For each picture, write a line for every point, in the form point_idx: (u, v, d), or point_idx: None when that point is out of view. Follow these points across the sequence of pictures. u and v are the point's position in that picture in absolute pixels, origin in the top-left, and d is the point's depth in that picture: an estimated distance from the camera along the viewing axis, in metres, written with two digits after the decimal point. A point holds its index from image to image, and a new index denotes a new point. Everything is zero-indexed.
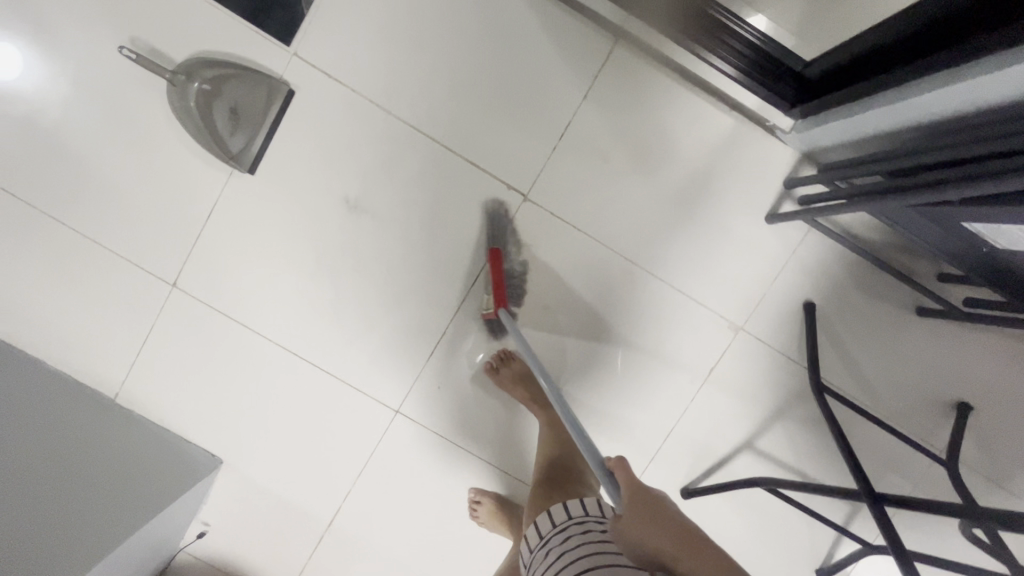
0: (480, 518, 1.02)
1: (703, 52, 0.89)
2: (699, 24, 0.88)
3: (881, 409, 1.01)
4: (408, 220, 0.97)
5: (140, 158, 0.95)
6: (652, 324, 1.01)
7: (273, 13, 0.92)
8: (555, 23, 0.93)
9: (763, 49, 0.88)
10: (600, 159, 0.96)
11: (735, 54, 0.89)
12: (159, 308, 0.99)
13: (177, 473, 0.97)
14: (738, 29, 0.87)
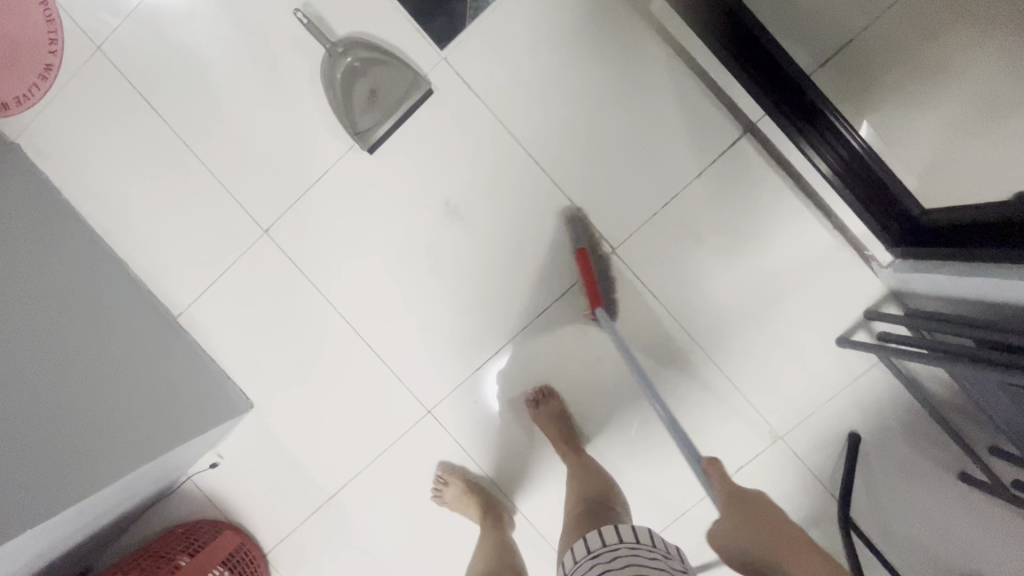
0: (444, 499, 1.03)
1: (810, 150, 0.92)
2: (818, 128, 0.91)
3: (895, 561, 0.99)
4: (497, 239, 1.01)
5: (273, 110, 1.00)
6: (695, 406, 1.02)
7: (437, 16, 0.97)
8: (692, 100, 0.96)
9: (875, 173, 0.91)
10: (694, 238, 0.99)
11: (839, 159, 0.92)
12: (245, 249, 1.04)
13: (212, 405, 1.01)
14: (849, 138, 0.91)
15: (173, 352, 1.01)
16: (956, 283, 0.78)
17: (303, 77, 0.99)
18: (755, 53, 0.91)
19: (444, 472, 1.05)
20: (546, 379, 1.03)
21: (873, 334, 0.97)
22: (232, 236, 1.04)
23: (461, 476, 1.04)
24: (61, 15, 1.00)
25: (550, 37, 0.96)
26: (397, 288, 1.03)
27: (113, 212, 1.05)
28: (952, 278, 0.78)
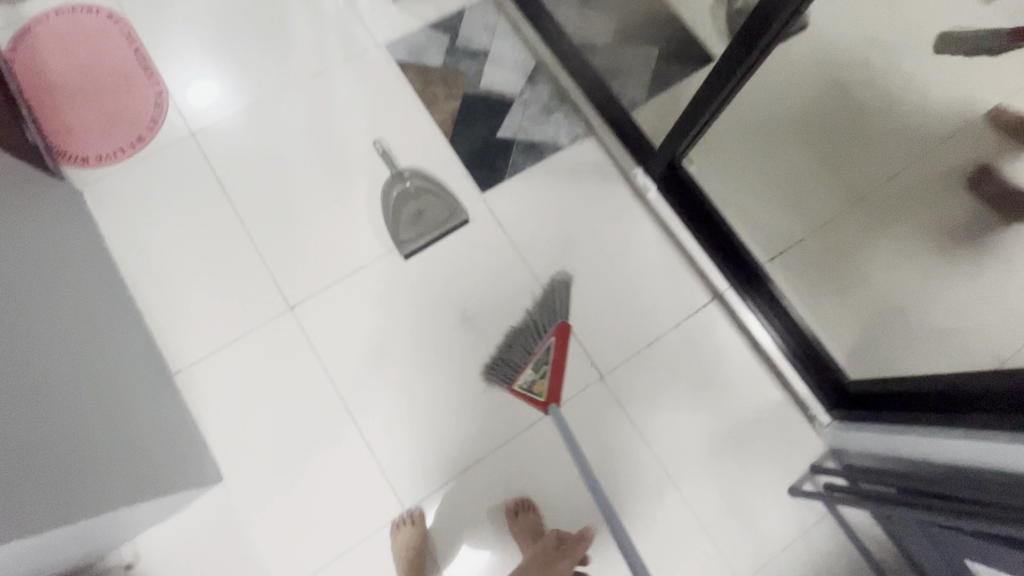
0: (397, 538, 1.01)
1: (763, 318, 1.14)
2: (768, 302, 1.14)
3: None
4: (502, 349, 1.13)
5: (331, 209, 1.17)
6: (663, 539, 1.06)
7: (483, 168, 1.22)
8: (672, 267, 1.20)
9: (813, 345, 1.11)
10: (670, 376, 1.14)
11: (787, 332, 1.13)
12: (268, 319, 1.10)
13: (188, 466, 0.96)
14: (792, 313, 1.13)
15: (161, 404, 0.98)
16: (889, 440, 0.94)
17: (364, 189, 1.18)
18: (722, 238, 1.17)
19: (415, 515, 1.02)
20: (525, 492, 1.06)
21: (818, 487, 1.09)
22: (258, 305, 1.11)
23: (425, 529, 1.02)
24: (169, 103, 1.20)
25: (568, 199, 1.22)
26: (401, 379, 1.10)
27: (150, 264, 1.11)
28: (887, 436, 0.94)
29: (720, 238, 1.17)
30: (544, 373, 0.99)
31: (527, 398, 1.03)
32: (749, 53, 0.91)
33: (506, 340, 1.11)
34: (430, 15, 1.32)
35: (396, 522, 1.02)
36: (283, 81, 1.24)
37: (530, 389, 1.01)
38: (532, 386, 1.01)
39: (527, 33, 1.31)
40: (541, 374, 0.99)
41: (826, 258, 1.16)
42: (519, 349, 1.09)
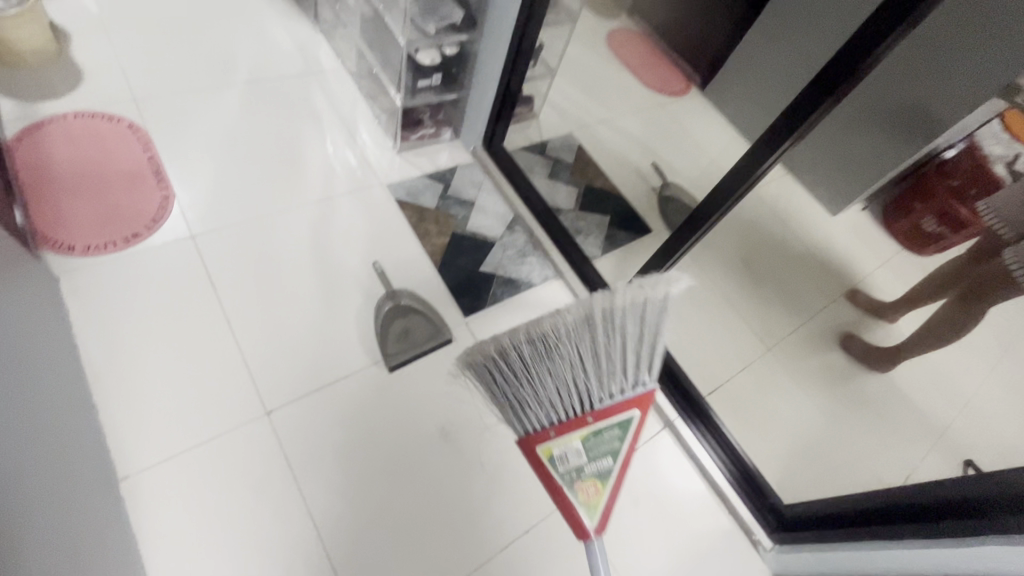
0: None
1: (707, 447, 1.29)
2: (710, 433, 1.31)
3: None
4: (479, 467, 1.15)
5: (322, 320, 1.23)
6: None
7: (467, 296, 1.36)
8: None
9: (751, 474, 1.26)
10: (633, 499, 1.21)
11: (726, 461, 1.28)
12: (241, 425, 1.07)
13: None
14: (730, 444, 1.30)
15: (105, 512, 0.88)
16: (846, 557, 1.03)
17: (356, 304, 1.27)
18: (669, 372, 1.36)
19: None
20: None
21: None
22: (232, 409, 1.08)
23: None
24: (173, 208, 1.27)
25: None
26: (375, 495, 1.07)
27: (119, 359, 1.07)
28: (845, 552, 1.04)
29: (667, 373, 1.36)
30: (613, 446, 0.74)
31: (545, 466, 0.72)
32: (688, 231, 1.20)
33: (548, 362, 0.73)
34: (426, 168, 1.56)
35: None
36: (290, 203, 1.37)
37: (568, 476, 0.72)
38: (557, 450, 0.73)
39: (508, 191, 1.58)
40: (597, 466, 0.73)
41: (755, 391, 1.44)
42: (549, 366, 0.73)
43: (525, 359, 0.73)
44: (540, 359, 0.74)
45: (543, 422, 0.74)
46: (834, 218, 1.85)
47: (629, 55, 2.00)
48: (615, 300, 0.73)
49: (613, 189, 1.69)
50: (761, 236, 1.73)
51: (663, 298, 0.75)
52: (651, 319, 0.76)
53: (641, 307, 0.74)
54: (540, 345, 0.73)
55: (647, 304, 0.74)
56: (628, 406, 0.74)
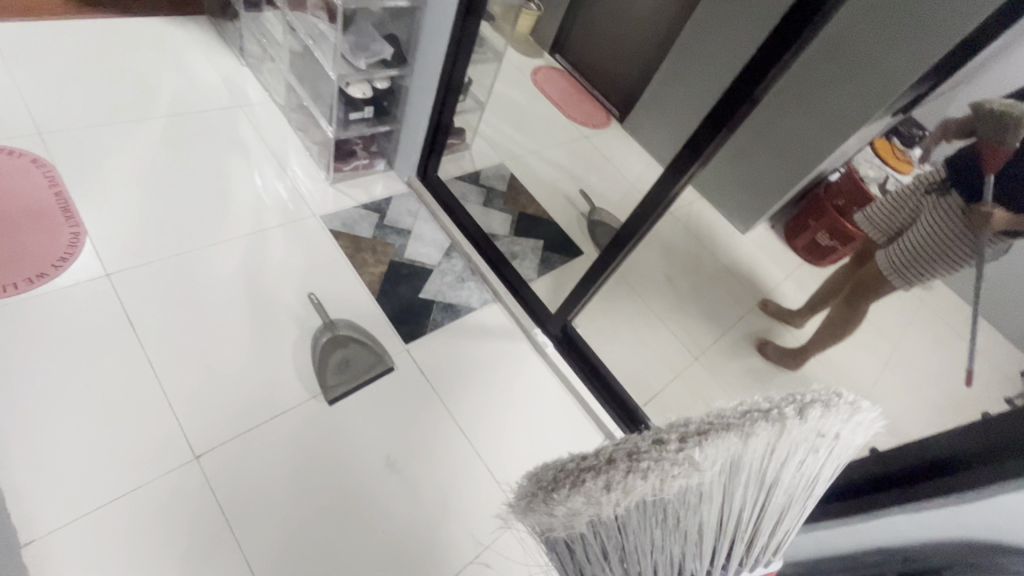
0: None
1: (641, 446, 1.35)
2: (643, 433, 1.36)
3: None
4: (427, 495, 1.14)
5: (255, 356, 1.18)
6: None
7: (407, 324, 1.37)
8: (573, 411, 1.38)
9: None
10: None
11: None
12: (167, 472, 1.00)
13: None
14: None
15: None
16: None
17: (292, 337, 1.24)
18: (606, 384, 1.42)
19: None
20: None
21: None
22: (157, 456, 1.01)
23: None
24: (85, 246, 1.19)
25: (483, 352, 1.40)
26: (319, 535, 1.03)
27: (21, 411, 0.97)
28: None
29: (603, 384, 1.42)
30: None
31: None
32: (615, 251, 1.28)
33: (663, 519, 0.43)
34: (361, 199, 1.57)
35: None
36: (217, 237, 1.32)
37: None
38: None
39: (444, 219, 1.61)
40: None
41: (687, 397, 1.53)
42: (642, 543, 0.44)
43: (634, 514, 0.43)
44: (627, 539, 0.44)
45: None
46: (744, 235, 2.04)
47: (553, 91, 2.13)
48: (780, 450, 0.41)
49: (545, 214, 1.77)
50: (682, 251, 1.88)
51: (858, 435, 0.43)
52: (833, 455, 0.43)
53: (815, 453, 0.42)
54: (646, 510, 0.42)
55: (831, 439, 0.42)
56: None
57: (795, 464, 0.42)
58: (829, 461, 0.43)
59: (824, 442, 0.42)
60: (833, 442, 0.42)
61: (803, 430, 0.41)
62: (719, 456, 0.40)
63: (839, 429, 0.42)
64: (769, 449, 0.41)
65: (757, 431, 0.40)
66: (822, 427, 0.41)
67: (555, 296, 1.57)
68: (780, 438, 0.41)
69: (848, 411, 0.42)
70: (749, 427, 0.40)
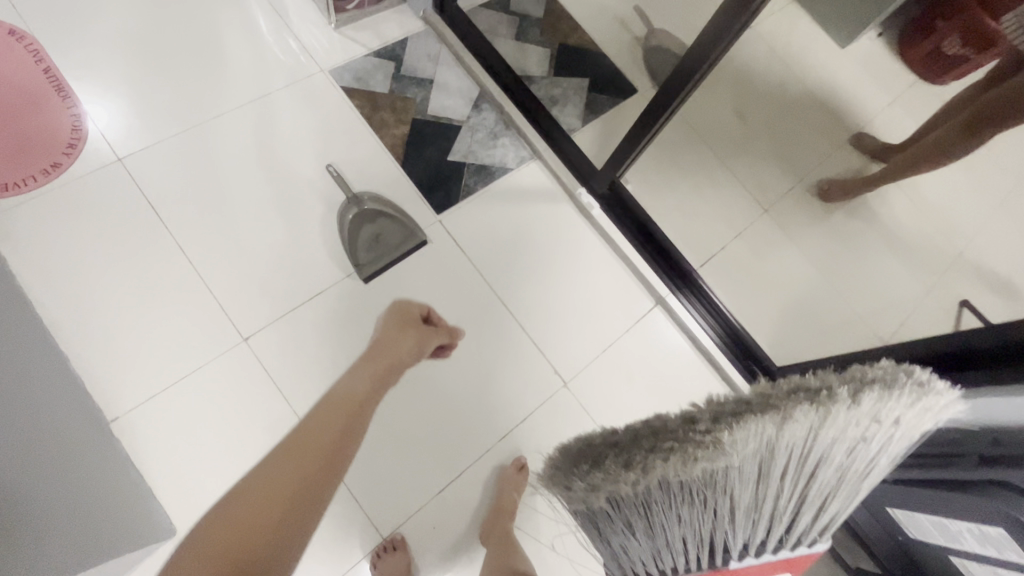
0: (378, 566, 0.97)
1: (689, 299, 1.30)
2: (693, 289, 1.30)
3: None
4: (470, 366, 1.16)
5: (284, 236, 1.14)
6: None
7: (437, 191, 1.26)
8: (620, 275, 1.30)
9: (729, 335, 1.28)
10: (629, 377, 1.22)
11: (713, 321, 1.29)
12: (220, 353, 1.04)
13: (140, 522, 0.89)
14: (714, 299, 1.30)
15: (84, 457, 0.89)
16: None
17: (317, 214, 1.17)
18: (663, 251, 1.31)
19: (395, 538, 1.00)
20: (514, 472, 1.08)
21: None
22: (207, 338, 1.04)
23: (407, 551, 0.99)
24: (89, 126, 1.12)
25: (520, 220, 1.28)
26: None
27: (77, 303, 1.01)
28: None
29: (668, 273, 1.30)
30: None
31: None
32: (671, 91, 1.05)
33: (701, 490, 0.57)
34: (372, 44, 1.35)
35: (379, 549, 0.98)
36: (221, 105, 1.20)
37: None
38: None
39: (470, 63, 1.38)
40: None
41: (749, 254, 1.38)
42: (675, 516, 0.59)
43: (677, 484, 0.57)
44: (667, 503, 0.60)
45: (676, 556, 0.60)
46: (844, 51, 1.64)
47: None
48: (824, 432, 0.54)
49: (590, 44, 1.47)
50: (765, 75, 1.53)
51: (918, 419, 0.55)
52: (883, 436, 0.55)
53: (864, 432, 0.54)
54: (676, 486, 0.58)
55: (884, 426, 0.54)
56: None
57: (835, 447, 0.55)
58: (878, 443, 0.55)
59: (875, 425, 0.54)
60: (886, 427, 0.54)
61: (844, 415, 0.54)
62: (755, 437, 0.55)
63: (897, 412, 0.54)
64: (814, 429, 0.54)
65: (799, 414, 0.54)
66: (877, 409, 0.54)
67: (601, 148, 1.37)
68: (825, 423, 0.54)
69: (910, 393, 0.55)
70: (789, 410, 0.55)
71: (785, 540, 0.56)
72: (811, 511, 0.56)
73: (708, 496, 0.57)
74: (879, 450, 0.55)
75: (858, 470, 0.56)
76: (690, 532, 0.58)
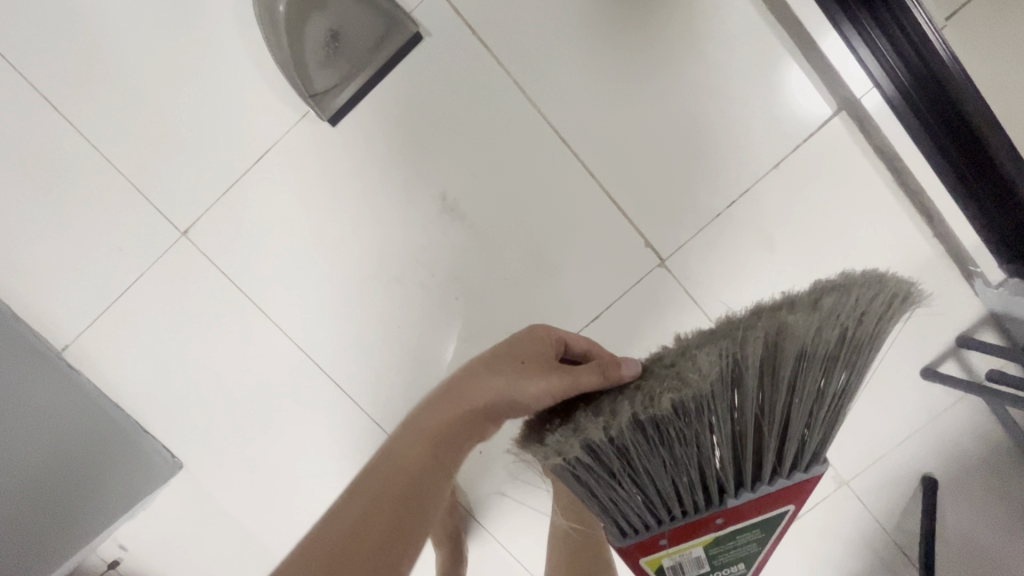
0: None
1: (910, 91, 0.73)
2: (922, 72, 0.73)
3: None
4: (511, 242, 0.77)
5: (196, 61, 0.72)
6: None
7: None
8: (761, 63, 0.74)
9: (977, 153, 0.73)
10: (765, 246, 0.76)
11: (948, 129, 0.74)
12: (158, 254, 0.75)
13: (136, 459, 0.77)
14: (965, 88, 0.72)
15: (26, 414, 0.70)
16: None
17: (234, 12, 0.71)
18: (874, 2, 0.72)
19: None
20: None
21: (974, 367, 0.79)
22: (136, 236, 0.75)
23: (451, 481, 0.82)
24: None
25: None
26: (370, 311, 0.77)
27: None
28: None
29: (892, 31, 0.73)
30: (748, 549, 0.53)
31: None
32: None
33: (678, 431, 0.47)
34: None
35: None
36: None
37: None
38: (667, 561, 0.54)
39: None
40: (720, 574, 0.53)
41: None
42: (656, 464, 0.49)
43: (648, 430, 0.47)
44: (645, 449, 0.49)
45: (667, 506, 0.51)
46: None
47: None
48: (796, 343, 0.46)
49: None
50: None
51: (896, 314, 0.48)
52: (864, 333, 0.47)
53: (841, 335, 0.47)
54: (650, 429, 0.47)
55: (858, 324, 0.47)
56: (784, 499, 0.51)
57: (813, 356, 0.47)
58: (853, 344, 0.47)
59: (850, 326, 0.47)
60: (866, 323, 0.47)
61: (813, 322, 0.45)
62: (724, 363, 0.45)
63: (866, 308, 0.47)
64: (786, 341, 0.46)
65: (761, 327, 0.46)
66: (853, 304, 0.46)
67: None
68: (796, 333, 0.45)
69: (885, 290, 0.47)
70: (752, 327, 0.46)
71: (777, 468, 0.50)
72: (801, 427, 0.49)
73: (684, 438, 0.48)
74: (863, 350, 0.48)
75: (842, 373, 0.49)
76: (678, 478, 0.50)
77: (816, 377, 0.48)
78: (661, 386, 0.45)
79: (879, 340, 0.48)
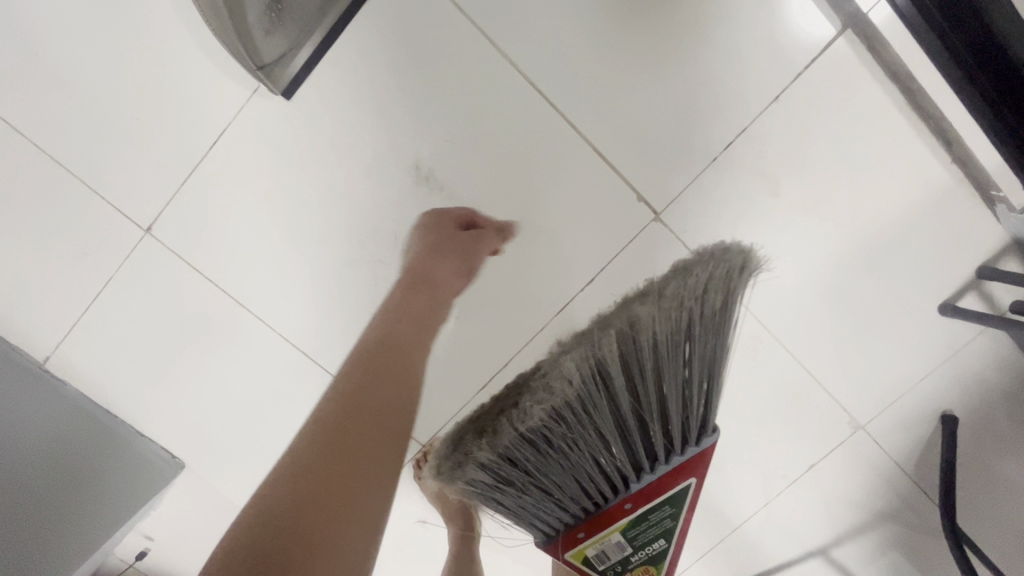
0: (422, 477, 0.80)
1: None
2: None
3: (1000, 553, 0.82)
4: (492, 209, 0.72)
5: (133, 42, 0.65)
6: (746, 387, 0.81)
7: None
8: None
9: None
10: (765, 189, 0.71)
11: None
12: (123, 258, 0.71)
13: (134, 466, 0.77)
14: None
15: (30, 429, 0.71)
16: None
17: None
18: None
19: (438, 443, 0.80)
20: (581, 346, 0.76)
21: (993, 298, 0.74)
22: (99, 239, 0.71)
23: None
24: None
25: None
26: (352, 294, 0.74)
27: None
28: None
29: None
30: (664, 526, 0.57)
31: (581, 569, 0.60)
32: None
33: (566, 434, 0.55)
34: None
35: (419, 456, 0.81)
36: None
37: (613, 573, 0.59)
38: (592, 549, 0.59)
39: None
40: (646, 552, 0.58)
41: None
42: (557, 466, 0.56)
43: (538, 437, 0.55)
44: (543, 456, 0.56)
45: (582, 501, 0.58)
46: None
47: None
48: (643, 337, 0.52)
49: None
50: None
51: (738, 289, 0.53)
52: (711, 313, 0.53)
53: (689, 321, 0.52)
54: (539, 437, 0.55)
55: (702, 304, 0.52)
56: (681, 474, 0.56)
57: (669, 346, 0.53)
58: (704, 326, 0.53)
59: (696, 311, 0.52)
60: (712, 302, 0.52)
61: (655, 314, 0.51)
62: (583, 366, 0.53)
63: (705, 289, 0.52)
64: (636, 337, 0.52)
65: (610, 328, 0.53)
66: (692, 290, 0.51)
67: None
68: (639, 330, 0.52)
69: (722, 267, 0.52)
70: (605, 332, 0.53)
71: (669, 449, 0.55)
72: (678, 407, 0.53)
73: (573, 438, 0.55)
74: (718, 327, 0.53)
75: (705, 354, 0.54)
76: (581, 475, 0.56)
77: (677, 364, 0.54)
78: (533, 399, 0.53)
79: (730, 313, 0.53)
